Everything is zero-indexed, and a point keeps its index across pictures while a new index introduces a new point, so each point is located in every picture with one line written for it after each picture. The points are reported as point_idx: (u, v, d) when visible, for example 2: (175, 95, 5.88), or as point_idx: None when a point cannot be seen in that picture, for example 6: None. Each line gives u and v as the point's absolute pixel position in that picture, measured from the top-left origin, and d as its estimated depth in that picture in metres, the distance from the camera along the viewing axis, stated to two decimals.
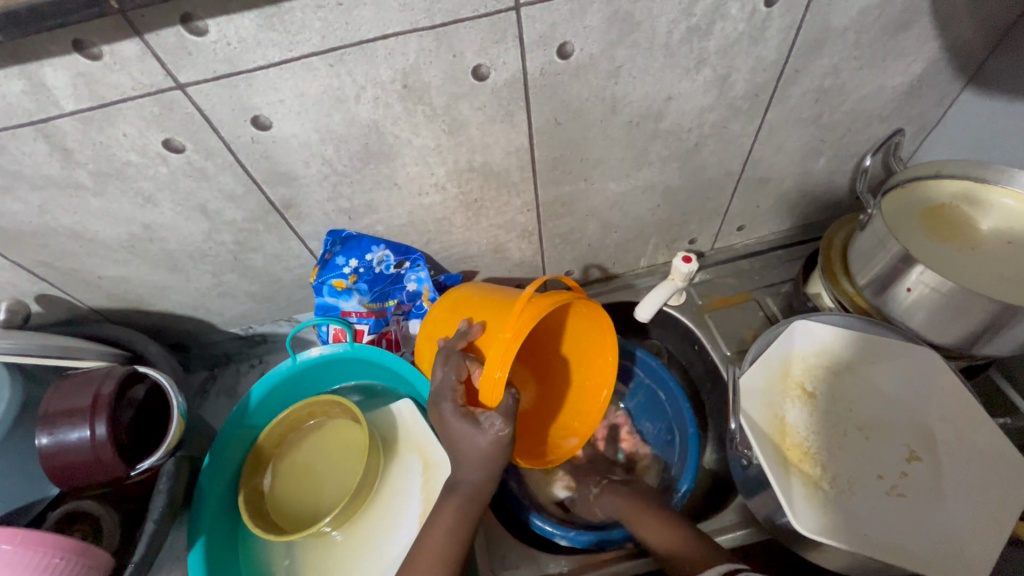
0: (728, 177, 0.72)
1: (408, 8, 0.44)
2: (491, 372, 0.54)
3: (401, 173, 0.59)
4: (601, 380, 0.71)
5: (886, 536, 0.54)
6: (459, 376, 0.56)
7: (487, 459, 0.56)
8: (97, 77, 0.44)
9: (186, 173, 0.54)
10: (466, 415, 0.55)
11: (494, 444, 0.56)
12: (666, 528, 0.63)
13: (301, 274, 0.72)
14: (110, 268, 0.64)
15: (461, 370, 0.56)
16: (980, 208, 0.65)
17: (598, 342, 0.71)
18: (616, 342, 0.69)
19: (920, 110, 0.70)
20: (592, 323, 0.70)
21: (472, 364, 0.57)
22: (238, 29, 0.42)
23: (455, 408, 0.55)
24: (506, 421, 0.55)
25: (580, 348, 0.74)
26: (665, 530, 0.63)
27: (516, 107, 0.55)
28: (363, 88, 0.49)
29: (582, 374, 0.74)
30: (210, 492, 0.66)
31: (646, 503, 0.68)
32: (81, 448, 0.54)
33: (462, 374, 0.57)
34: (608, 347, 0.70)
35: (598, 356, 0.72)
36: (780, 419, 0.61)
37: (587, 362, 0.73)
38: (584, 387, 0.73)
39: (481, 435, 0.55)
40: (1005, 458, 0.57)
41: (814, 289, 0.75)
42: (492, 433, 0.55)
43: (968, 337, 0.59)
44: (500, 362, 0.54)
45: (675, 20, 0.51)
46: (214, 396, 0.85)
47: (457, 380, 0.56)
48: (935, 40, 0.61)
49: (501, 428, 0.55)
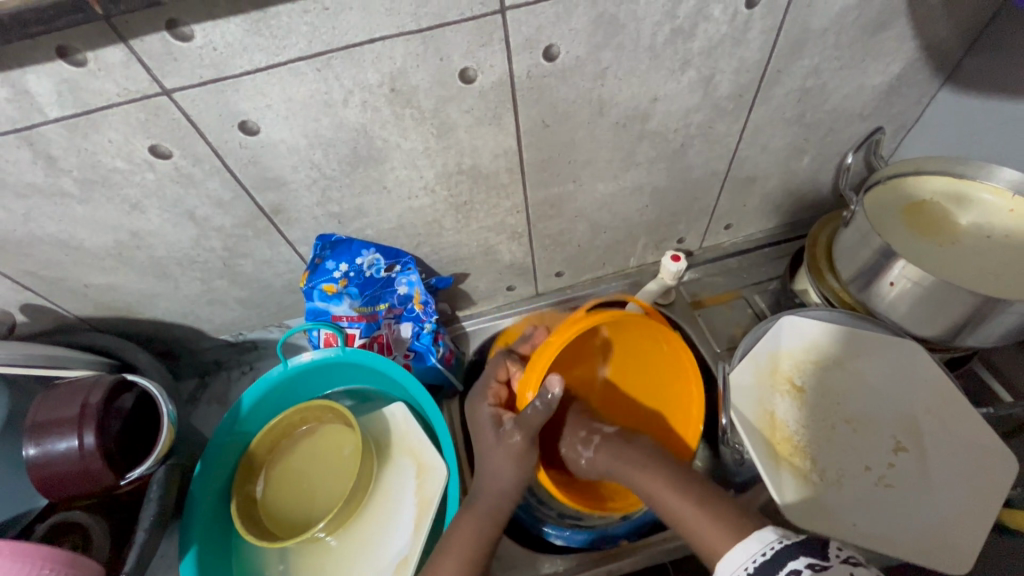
0: (715, 177, 0.73)
1: (394, 12, 0.44)
2: (524, 388, 0.59)
3: (390, 176, 0.59)
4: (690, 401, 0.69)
5: (873, 526, 0.55)
6: (498, 375, 0.66)
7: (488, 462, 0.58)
8: (82, 83, 0.43)
9: (173, 180, 0.54)
10: (492, 415, 0.60)
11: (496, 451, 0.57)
12: (669, 495, 0.51)
13: (291, 279, 0.71)
14: (97, 276, 0.63)
15: (502, 369, 0.66)
16: (960, 204, 0.67)
17: (680, 390, 0.70)
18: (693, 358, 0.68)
19: (900, 109, 0.71)
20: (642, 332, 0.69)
21: (514, 367, 0.67)
22: (224, 34, 0.42)
23: (485, 407, 0.62)
24: (521, 429, 0.57)
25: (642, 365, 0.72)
26: (673, 499, 0.51)
27: (503, 109, 0.55)
28: (351, 92, 0.49)
29: (659, 399, 0.71)
30: (200, 502, 0.65)
31: (641, 460, 0.55)
32: (69, 458, 0.54)
33: (503, 373, 0.66)
34: (692, 399, 0.69)
35: (678, 378, 0.70)
36: (769, 414, 0.62)
37: (655, 384, 0.72)
38: (661, 407, 0.71)
39: (498, 441, 0.58)
40: (987, 448, 0.58)
41: (801, 285, 0.77)
42: (505, 441, 0.57)
43: (949, 331, 0.60)
44: (532, 382, 0.58)
45: (659, 22, 0.51)
46: (204, 403, 0.85)
47: (494, 378, 0.65)
48: (912, 41, 0.62)
49: (513, 433, 0.57)
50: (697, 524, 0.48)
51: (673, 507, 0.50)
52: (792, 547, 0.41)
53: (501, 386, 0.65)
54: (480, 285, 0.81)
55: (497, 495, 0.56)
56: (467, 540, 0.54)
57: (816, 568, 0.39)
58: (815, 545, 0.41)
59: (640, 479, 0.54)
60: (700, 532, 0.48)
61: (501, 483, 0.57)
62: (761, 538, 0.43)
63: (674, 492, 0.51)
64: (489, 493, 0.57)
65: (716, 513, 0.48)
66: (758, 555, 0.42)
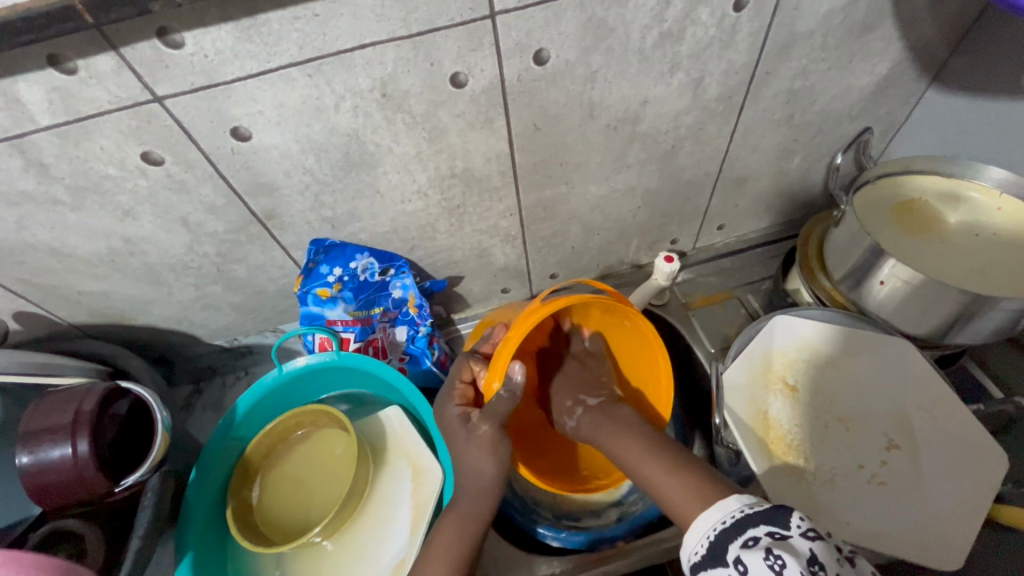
0: (706, 177, 0.73)
1: (385, 18, 0.44)
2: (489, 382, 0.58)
3: (382, 181, 0.59)
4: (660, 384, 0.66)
5: (867, 524, 0.56)
6: (462, 376, 0.64)
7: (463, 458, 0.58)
8: (73, 91, 0.44)
9: (166, 186, 0.54)
10: (460, 415, 0.60)
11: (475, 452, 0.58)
12: (642, 462, 0.52)
13: (285, 284, 0.72)
14: (90, 283, 0.63)
15: (466, 369, 0.65)
16: (948, 203, 0.67)
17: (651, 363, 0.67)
18: (658, 337, 0.64)
19: (888, 109, 0.72)
20: (610, 316, 0.68)
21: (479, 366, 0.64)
22: (215, 41, 0.43)
23: (454, 408, 0.61)
24: (487, 419, 0.57)
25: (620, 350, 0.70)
26: (648, 464, 0.51)
27: (495, 113, 0.55)
28: (343, 97, 0.49)
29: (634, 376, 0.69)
30: (196, 508, 0.65)
31: (622, 428, 0.56)
32: (63, 465, 0.54)
33: (467, 374, 0.64)
34: (661, 368, 0.66)
35: (650, 361, 0.68)
36: (763, 413, 0.63)
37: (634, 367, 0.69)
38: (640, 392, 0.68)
39: (468, 439, 0.58)
40: (978, 444, 0.59)
41: (792, 285, 0.77)
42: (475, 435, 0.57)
43: (939, 328, 0.60)
44: (495, 374, 0.57)
45: (648, 26, 0.52)
46: (198, 409, 0.84)
47: (459, 379, 0.63)
48: (898, 42, 0.63)
49: (480, 425, 0.57)
50: (666, 485, 0.48)
51: (648, 472, 0.51)
52: (753, 516, 0.41)
53: (466, 387, 0.63)
54: (474, 288, 0.81)
55: (475, 490, 0.57)
56: (453, 537, 0.55)
57: (776, 536, 0.39)
58: (776, 511, 0.40)
59: (620, 446, 0.55)
60: (671, 496, 0.48)
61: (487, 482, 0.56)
62: (723, 506, 0.43)
63: (648, 458, 0.52)
64: (482, 494, 0.57)
65: (689, 478, 0.48)
66: (719, 524, 0.42)
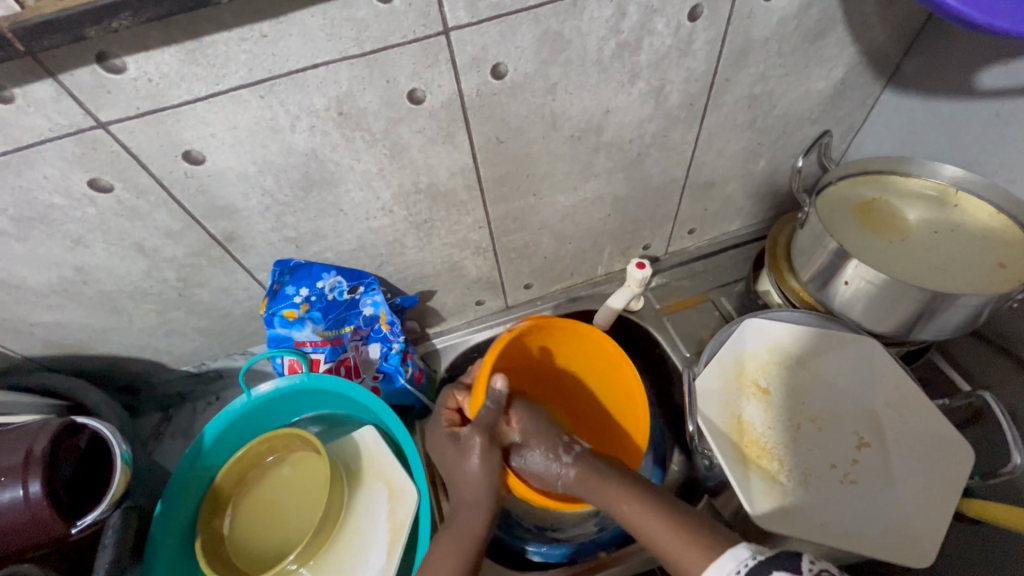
0: (674, 184, 0.74)
1: (336, 37, 0.44)
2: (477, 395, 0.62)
3: (345, 199, 0.58)
4: (633, 399, 0.68)
5: (840, 524, 0.56)
6: (447, 404, 0.66)
7: (456, 478, 0.58)
8: (11, 119, 0.42)
9: (117, 213, 0.52)
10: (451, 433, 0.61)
11: (467, 473, 0.57)
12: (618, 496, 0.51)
13: (251, 306, 0.70)
14: (43, 313, 0.61)
15: (449, 398, 0.66)
16: (905, 201, 0.69)
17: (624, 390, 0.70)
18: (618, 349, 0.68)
19: (847, 110, 0.73)
20: (570, 335, 0.71)
21: (463, 394, 0.66)
22: (158, 65, 0.41)
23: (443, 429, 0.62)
24: (477, 431, 0.58)
25: (584, 371, 0.74)
26: (614, 493, 0.51)
27: (455, 128, 0.55)
28: (298, 117, 0.48)
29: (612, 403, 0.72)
30: (160, 552, 0.62)
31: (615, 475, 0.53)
32: (13, 510, 0.51)
33: (452, 404, 0.66)
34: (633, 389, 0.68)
35: (616, 373, 0.71)
36: (737, 417, 0.63)
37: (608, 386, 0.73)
38: (617, 405, 0.71)
39: (460, 453, 0.58)
40: (941, 438, 0.60)
41: (764, 287, 0.77)
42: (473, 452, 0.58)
43: (904, 325, 0.61)
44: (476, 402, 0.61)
45: (604, 37, 0.52)
46: (168, 437, 0.82)
47: (443, 406, 0.66)
48: (851, 47, 0.64)
49: (471, 437, 0.58)
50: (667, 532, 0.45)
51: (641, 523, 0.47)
52: (767, 562, 0.37)
53: (452, 412, 0.65)
54: (448, 301, 0.80)
55: (471, 500, 0.56)
56: (451, 552, 0.53)
57: None
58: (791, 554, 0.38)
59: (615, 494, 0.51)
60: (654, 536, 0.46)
61: (479, 496, 0.56)
62: (734, 554, 0.40)
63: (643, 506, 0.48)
64: (472, 501, 0.56)
65: (664, 511, 0.47)
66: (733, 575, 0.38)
